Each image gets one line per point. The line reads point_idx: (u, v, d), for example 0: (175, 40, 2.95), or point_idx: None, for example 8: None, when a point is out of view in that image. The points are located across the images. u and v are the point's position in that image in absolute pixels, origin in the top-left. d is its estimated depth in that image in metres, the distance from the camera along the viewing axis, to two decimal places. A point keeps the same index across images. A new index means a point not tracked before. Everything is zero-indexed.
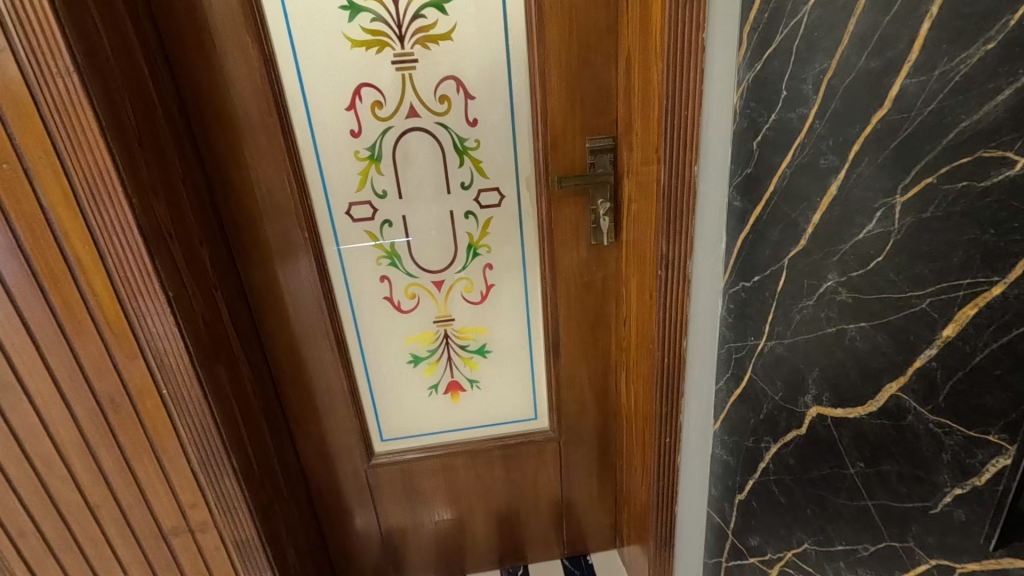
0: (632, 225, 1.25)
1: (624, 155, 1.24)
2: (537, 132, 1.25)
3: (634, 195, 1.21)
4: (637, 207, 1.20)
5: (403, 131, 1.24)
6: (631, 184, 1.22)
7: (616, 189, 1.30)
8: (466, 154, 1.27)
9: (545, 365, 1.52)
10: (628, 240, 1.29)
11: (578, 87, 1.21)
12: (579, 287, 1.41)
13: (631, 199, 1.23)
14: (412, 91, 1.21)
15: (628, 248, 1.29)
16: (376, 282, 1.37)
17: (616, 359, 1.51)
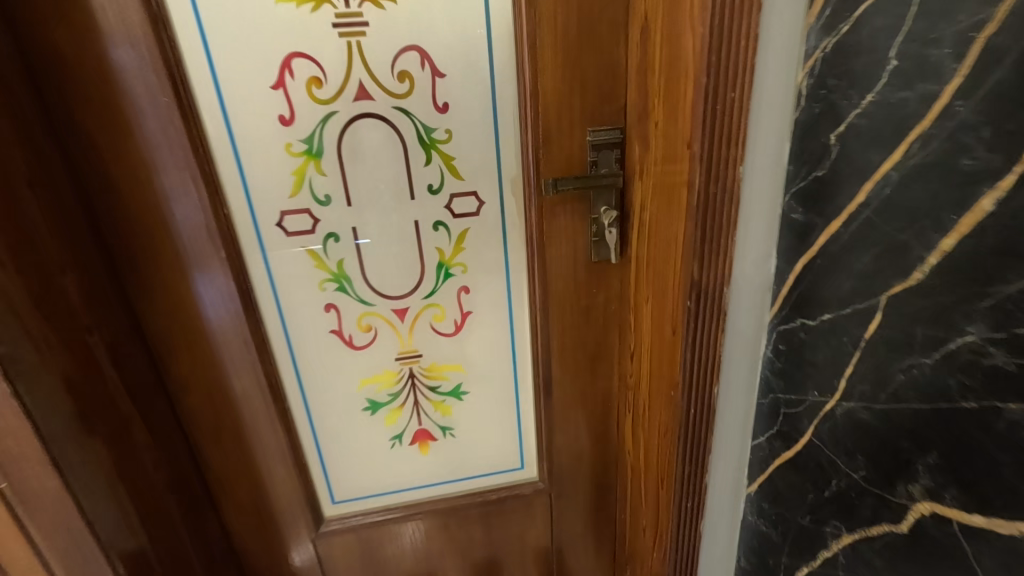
0: (646, 241, 0.99)
1: (635, 150, 0.98)
2: (526, 122, 0.98)
3: (650, 203, 0.95)
4: (655, 218, 0.94)
5: (351, 119, 0.94)
6: (646, 188, 0.96)
7: (624, 192, 1.04)
8: (434, 150, 0.99)
9: (533, 405, 1.26)
10: (640, 258, 1.03)
11: (578, 64, 0.95)
12: (576, 313, 1.15)
13: (647, 208, 0.97)
14: (361, 66, 0.91)
15: (641, 268, 1.03)
16: (320, 312, 1.07)
17: (619, 397, 1.25)
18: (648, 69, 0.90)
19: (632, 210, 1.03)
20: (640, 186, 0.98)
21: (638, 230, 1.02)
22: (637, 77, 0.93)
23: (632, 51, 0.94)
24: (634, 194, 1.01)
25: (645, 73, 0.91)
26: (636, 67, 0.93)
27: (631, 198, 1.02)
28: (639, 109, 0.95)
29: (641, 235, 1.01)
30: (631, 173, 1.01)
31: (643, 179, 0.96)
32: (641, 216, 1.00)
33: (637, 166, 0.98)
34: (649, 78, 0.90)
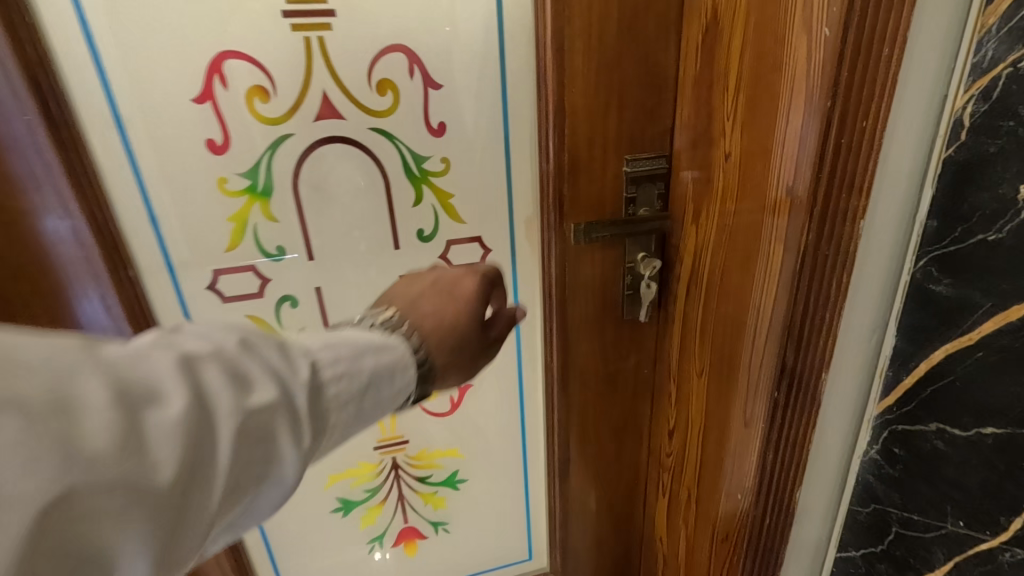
0: (701, 299, 0.78)
1: (685, 185, 0.77)
2: (547, 149, 0.74)
3: (712, 253, 0.74)
4: (720, 274, 0.73)
5: (311, 144, 0.69)
6: (705, 235, 0.74)
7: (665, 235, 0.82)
8: (425, 185, 0.74)
9: (545, 489, 1.03)
10: (689, 319, 0.81)
11: (616, 74, 0.72)
12: (601, 380, 0.93)
13: (705, 260, 0.76)
14: (325, 72, 0.66)
15: (691, 332, 0.82)
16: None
17: (647, 474, 1.03)
18: (712, 83, 0.68)
19: (677, 258, 0.81)
20: (694, 231, 0.76)
21: (687, 284, 0.80)
22: (692, 94, 0.72)
23: (686, 58, 0.72)
24: (683, 240, 0.79)
25: (707, 89, 0.69)
26: (692, 80, 0.71)
27: (676, 243, 0.81)
28: (694, 133, 0.73)
29: (693, 292, 0.80)
30: (677, 212, 0.79)
31: (701, 223, 0.75)
32: (693, 268, 0.78)
33: (688, 205, 0.76)
34: (713, 95, 0.68)
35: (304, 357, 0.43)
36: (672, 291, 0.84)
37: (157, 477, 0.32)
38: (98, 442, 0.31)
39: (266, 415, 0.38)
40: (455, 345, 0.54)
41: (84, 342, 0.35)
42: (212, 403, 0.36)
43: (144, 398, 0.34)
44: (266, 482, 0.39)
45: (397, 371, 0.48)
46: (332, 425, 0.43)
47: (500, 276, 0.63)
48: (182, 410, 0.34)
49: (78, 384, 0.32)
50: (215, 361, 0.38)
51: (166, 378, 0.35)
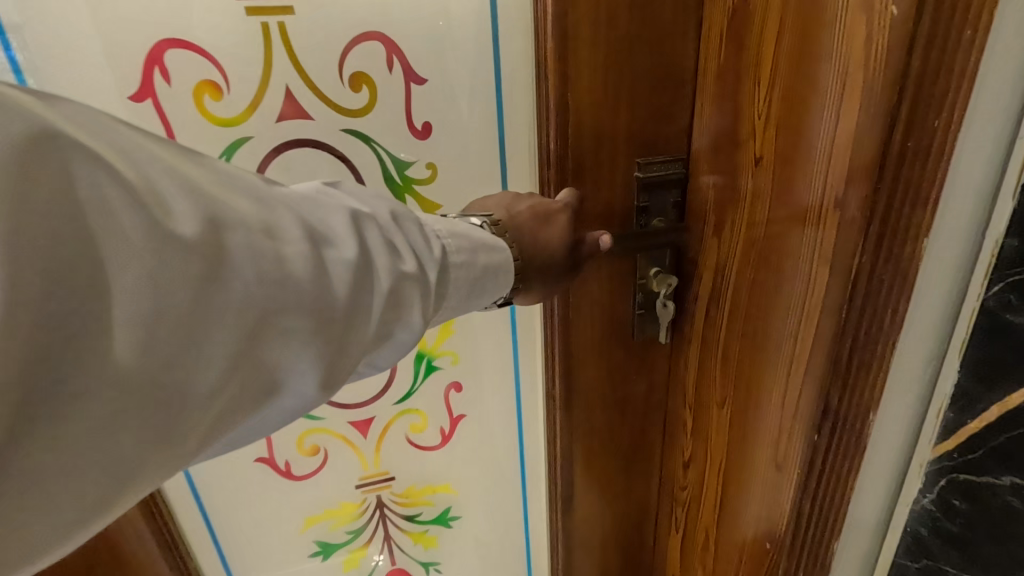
0: (723, 322, 0.68)
1: (707, 193, 0.66)
2: (547, 152, 0.65)
3: (736, 270, 0.64)
4: (747, 295, 0.63)
5: (274, 148, 0.59)
6: (728, 249, 0.65)
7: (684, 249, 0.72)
8: (408, 195, 0.65)
9: (547, 525, 0.93)
10: (709, 344, 0.72)
11: (627, 65, 0.62)
12: (608, 408, 0.83)
13: (729, 278, 0.66)
14: (287, 63, 0.56)
15: (710, 358, 0.72)
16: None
17: (658, 509, 0.94)
18: (741, 75, 0.58)
19: (696, 276, 0.71)
20: (716, 245, 0.66)
21: (708, 305, 0.70)
22: (716, 88, 0.62)
23: (709, 47, 0.62)
24: (704, 256, 0.69)
25: (735, 82, 0.59)
26: (716, 72, 0.62)
27: (694, 258, 0.71)
28: (717, 133, 0.63)
29: (714, 314, 0.69)
30: (697, 223, 0.69)
31: (724, 236, 0.65)
32: (714, 286, 0.69)
33: (711, 215, 0.66)
34: (742, 89, 0.58)
35: (435, 238, 0.49)
36: (691, 312, 0.74)
37: (329, 307, 0.40)
38: (291, 268, 0.38)
39: (408, 282, 0.45)
40: (543, 252, 0.59)
41: (268, 182, 0.42)
42: (369, 261, 0.43)
43: (323, 240, 0.41)
44: (396, 336, 0.46)
45: (500, 272, 0.53)
46: (447, 300, 0.49)
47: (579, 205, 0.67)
48: (350, 258, 0.42)
49: (276, 217, 0.39)
50: (374, 228, 0.45)
51: (340, 229, 0.42)
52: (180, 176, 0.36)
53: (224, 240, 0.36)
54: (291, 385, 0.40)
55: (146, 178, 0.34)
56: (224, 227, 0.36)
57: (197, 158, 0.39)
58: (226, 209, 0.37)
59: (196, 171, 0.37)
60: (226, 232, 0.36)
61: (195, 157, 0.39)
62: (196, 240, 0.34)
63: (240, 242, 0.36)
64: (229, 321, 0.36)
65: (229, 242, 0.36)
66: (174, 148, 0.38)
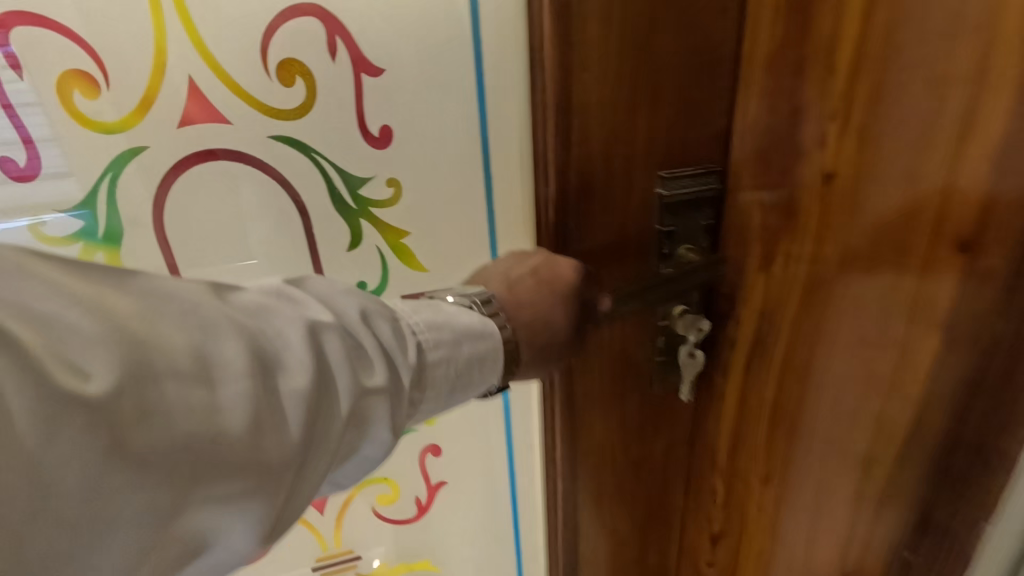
0: (771, 386, 0.51)
1: (757, 219, 0.48)
2: (543, 163, 0.50)
3: (789, 319, 0.48)
4: (811, 354, 0.47)
5: (177, 162, 0.44)
6: (780, 290, 0.48)
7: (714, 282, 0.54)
8: (364, 220, 0.50)
9: None
10: (748, 407, 0.54)
11: (650, 49, 0.47)
12: (621, 472, 0.66)
13: (780, 326, 0.49)
14: (188, 48, 0.41)
15: (748, 428, 0.55)
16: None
17: None
18: (807, 61, 0.41)
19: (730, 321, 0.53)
20: (764, 285, 0.49)
21: (750, 361, 0.52)
22: (769, 79, 0.44)
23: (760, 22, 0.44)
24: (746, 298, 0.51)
25: (799, 70, 0.42)
26: (772, 55, 0.43)
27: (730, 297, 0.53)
28: (765, 139, 0.45)
29: (756, 373, 0.52)
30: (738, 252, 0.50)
31: (777, 274, 0.47)
32: (758, 336, 0.51)
33: (757, 245, 0.49)
34: (811, 80, 0.41)
35: (409, 335, 0.37)
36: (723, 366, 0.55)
37: (280, 461, 0.30)
38: (230, 421, 0.28)
39: (376, 401, 0.35)
40: (544, 334, 0.43)
41: (215, 287, 0.31)
42: (327, 382, 0.33)
43: (273, 367, 0.31)
44: (361, 457, 0.36)
45: (487, 363, 0.40)
46: (425, 405, 0.39)
47: (600, 232, 0.53)
48: (305, 388, 0.31)
49: (218, 347, 0.29)
50: (337, 335, 0.34)
51: (295, 346, 0.31)
52: (96, 318, 0.25)
53: (147, 404, 0.26)
54: (216, 559, 0.30)
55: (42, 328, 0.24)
56: (146, 380, 0.26)
57: (118, 275, 0.28)
58: (150, 347, 0.26)
59: (115, 301, 0.27)
60: (151, 388, 0.26)
61: (117, 274, 0.28)
62: (106, 413, 0.24)
63: (165, 401, 0.26)
64: (142, 515, 0.25)
65: (150, 405, 0.26)
66: (90, 267, 0.27)
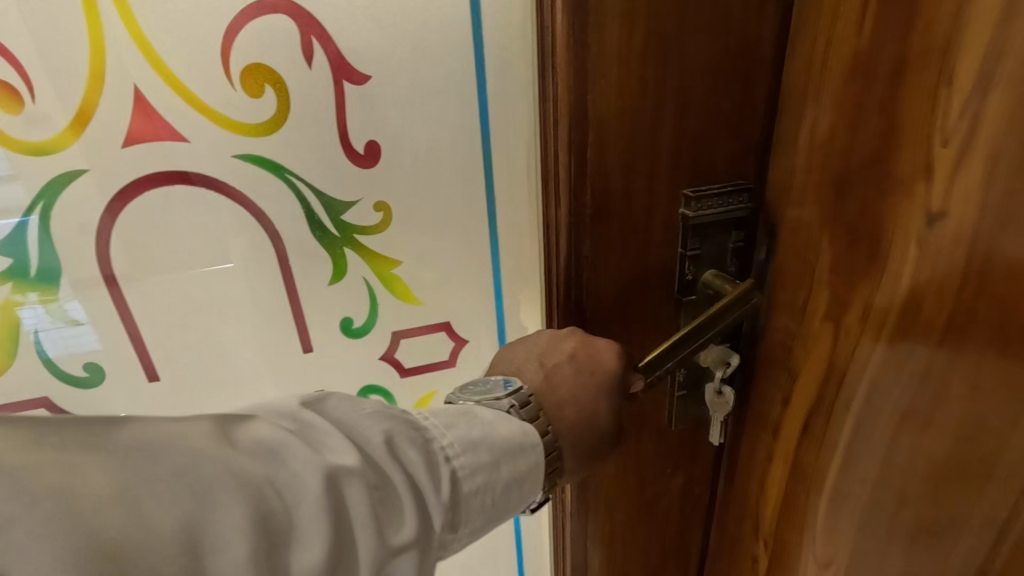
0: (835, 467, 0.41)
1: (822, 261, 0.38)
2: (553, 182, 0.44)
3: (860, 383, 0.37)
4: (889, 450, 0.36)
5: (123, 188, 0.37)
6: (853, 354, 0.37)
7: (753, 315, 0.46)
8: (348, 248, 0.43)
9: None
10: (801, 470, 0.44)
11: (678, 53, 0.40)
12: (636, 512, 0.59)
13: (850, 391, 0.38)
14: (131, 50, 0.34)
15: (799, 503, 0.45)
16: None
17: None
18: (909, 65, 0.30)
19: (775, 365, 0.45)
20: (829, 347, 0.39)
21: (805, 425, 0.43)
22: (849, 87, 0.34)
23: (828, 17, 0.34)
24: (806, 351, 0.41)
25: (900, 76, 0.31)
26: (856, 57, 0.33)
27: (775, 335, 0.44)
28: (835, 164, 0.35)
29: (814, 444, 0.42)
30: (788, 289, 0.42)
31: (850, 334, 0.37)
32: (821, 394, 0.41)
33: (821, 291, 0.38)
34: (914, 90, 0.30)
35: (444, 463, 0.30)
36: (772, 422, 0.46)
37: None
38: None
39: (403, 561, 0.27)
40: (586, 432, 0.37)
41: (219, 422, 0.25)
42: (345, 548, 0.25)
43: (280, 538, 0.23)
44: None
45: (528, 482, 0.33)
46: (460, 543, 0.31)
47: (621, 259, 0.46)
48: (320, 563, 0.24)
49: (212, 522, 0.22)
50: (359, 481, 0.26)
51: (307, 504, 0.24)
52: (58, 516, 0.19)
53: None
54: None
55: None
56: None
57: (96, 434, 0.22)
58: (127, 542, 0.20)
59: (88, 479, 0.20)
60: None
61: (102, 429, 0.22)
62: None
63: None
64: None
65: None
66: (68, 427, 0.22)
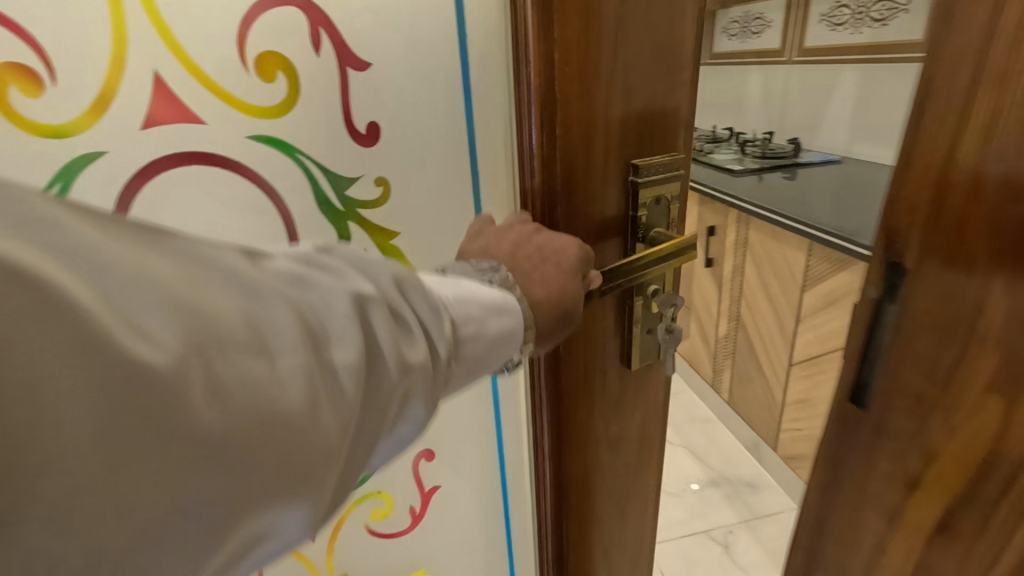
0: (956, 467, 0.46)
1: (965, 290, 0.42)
2: (529, 154, 0.50)
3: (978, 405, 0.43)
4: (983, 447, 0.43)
5: (140, 170, 0.39)
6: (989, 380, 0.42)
7: (846, 386, 0.53)
8: (351, 222, 0.47)
9: None
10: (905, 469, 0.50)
11: (622, 45, 0.49)
12: (606, 451, 0.65)
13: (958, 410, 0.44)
14: (152, 35, 0.36)
15: (930, 518, 0.49)
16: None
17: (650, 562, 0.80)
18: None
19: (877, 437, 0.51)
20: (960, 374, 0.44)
21: (957, 500, 0.46)
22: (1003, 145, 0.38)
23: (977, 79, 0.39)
24: (941, 417, 0.46)
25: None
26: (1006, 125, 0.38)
27: (886, 413, 0.50)
28: (949, 261, 0.43)
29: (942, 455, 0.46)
30: (901, 372, 0.48)
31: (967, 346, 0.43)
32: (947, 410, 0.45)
33: (942, 370, 0.45)
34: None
35: (444, 310, 0.36)
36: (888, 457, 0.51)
37: (334, 442, 0.28)
38: (289, 396, 0.25)
39: (415, 378, 0.33)
40: (560, 311, 0.44)
41: (247, 250, 0.27)
42: (369, 358, 0.31)
43: (323, 337, 0.28)
44: (394, 438, 0.34)
45: (506, 337, 0.40)
46: (452, 379, 0.38)
47: (588, 223, 0.54)
48: (357, 359, 0.29)
49: (269, 314, 0.26)
50: (382, 311, 0.31)
51: (343, 316, 0.29)
52: (148, 284, 0.22)
53: (215, 381, 0.23)
54: (259, 554, 0.27)
55: (88, 290, 0.20)
56: (210, 350, 0.23)
57: (151, 233, 0.24)
58: (208, 314, 0.23)
59: (159, 261, 0.23)
60: (219, 361, 0.23)
61: (148, 231, 0.23)
62: (175, 388, 0.21)
63: (228, 375, 0.23)
64: (205, 508, 0.23)
65: (217, 372, 0.23)
66: (117, 219, 0.23)
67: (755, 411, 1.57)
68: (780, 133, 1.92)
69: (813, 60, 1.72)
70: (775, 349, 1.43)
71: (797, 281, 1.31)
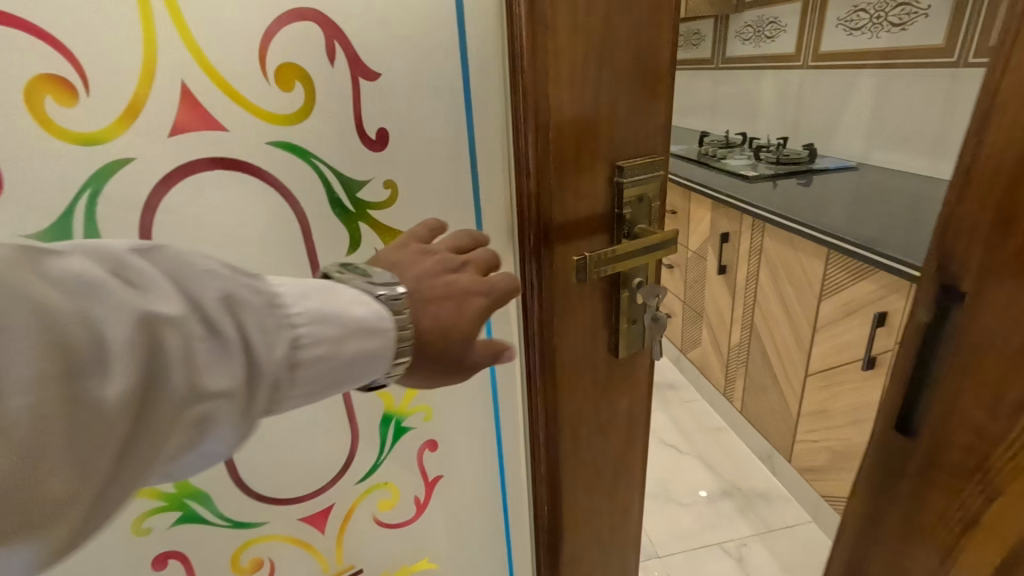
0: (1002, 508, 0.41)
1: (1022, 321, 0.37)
2: (524, 159, 0.53)
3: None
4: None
5: (166, 176, 0.41)
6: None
7: (892, 408, 0.48)
8: (362, 223, 0.50)
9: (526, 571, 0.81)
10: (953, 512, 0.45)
11: (608, 55, 0.51)
12: (597, 434, 0.68)
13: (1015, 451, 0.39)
14: (179, 49, 0.39)
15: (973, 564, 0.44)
16: (143, 571, 0.54)
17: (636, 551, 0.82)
18: None
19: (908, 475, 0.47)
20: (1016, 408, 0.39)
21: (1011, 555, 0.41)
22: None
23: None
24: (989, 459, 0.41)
25: None
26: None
27: (941, 444, 0.44)
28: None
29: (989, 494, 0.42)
30: (959, 403, 0.42)
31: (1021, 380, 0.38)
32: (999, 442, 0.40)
33: (1010, 408, 0.39)
34: None
35: (281, 327, 0.32)
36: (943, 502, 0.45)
37: (75, 486, 0.24)
38: (10, 438, 0.22)
39: (208, 405, 0.29)
40: (439, 349, 0.37)
41: (23, 253, 0.25)
42: (149, 384, 0.27)
43: (85, 362, 0.25)
44: (201, 452, 0.31)
45: (375, 361, 0.35)
46: (290, 401, 0.33)
47: (576, 221, 0.56)
48: (123, 392, 0.25)
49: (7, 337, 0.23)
50: (181, 329, 0.28)
51: (116, 338, 0.25)
52: None
53: None
54: None
55: None
56: None
57: None
58: None
59: None
60: None
61: None
62: None
63: None
64: None
65: None
66: None
67: (769, 421, 1.59)
68: (795, 138, 1.95)
69: (827, 65, 1.75)
70: (793, 358, 1.44)
71: (814, 290, 1.32)
